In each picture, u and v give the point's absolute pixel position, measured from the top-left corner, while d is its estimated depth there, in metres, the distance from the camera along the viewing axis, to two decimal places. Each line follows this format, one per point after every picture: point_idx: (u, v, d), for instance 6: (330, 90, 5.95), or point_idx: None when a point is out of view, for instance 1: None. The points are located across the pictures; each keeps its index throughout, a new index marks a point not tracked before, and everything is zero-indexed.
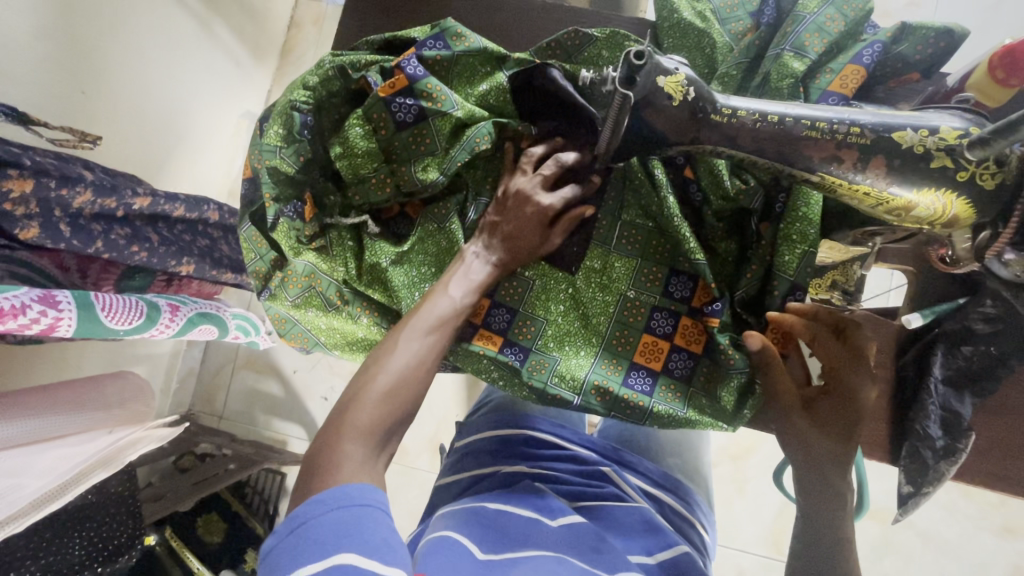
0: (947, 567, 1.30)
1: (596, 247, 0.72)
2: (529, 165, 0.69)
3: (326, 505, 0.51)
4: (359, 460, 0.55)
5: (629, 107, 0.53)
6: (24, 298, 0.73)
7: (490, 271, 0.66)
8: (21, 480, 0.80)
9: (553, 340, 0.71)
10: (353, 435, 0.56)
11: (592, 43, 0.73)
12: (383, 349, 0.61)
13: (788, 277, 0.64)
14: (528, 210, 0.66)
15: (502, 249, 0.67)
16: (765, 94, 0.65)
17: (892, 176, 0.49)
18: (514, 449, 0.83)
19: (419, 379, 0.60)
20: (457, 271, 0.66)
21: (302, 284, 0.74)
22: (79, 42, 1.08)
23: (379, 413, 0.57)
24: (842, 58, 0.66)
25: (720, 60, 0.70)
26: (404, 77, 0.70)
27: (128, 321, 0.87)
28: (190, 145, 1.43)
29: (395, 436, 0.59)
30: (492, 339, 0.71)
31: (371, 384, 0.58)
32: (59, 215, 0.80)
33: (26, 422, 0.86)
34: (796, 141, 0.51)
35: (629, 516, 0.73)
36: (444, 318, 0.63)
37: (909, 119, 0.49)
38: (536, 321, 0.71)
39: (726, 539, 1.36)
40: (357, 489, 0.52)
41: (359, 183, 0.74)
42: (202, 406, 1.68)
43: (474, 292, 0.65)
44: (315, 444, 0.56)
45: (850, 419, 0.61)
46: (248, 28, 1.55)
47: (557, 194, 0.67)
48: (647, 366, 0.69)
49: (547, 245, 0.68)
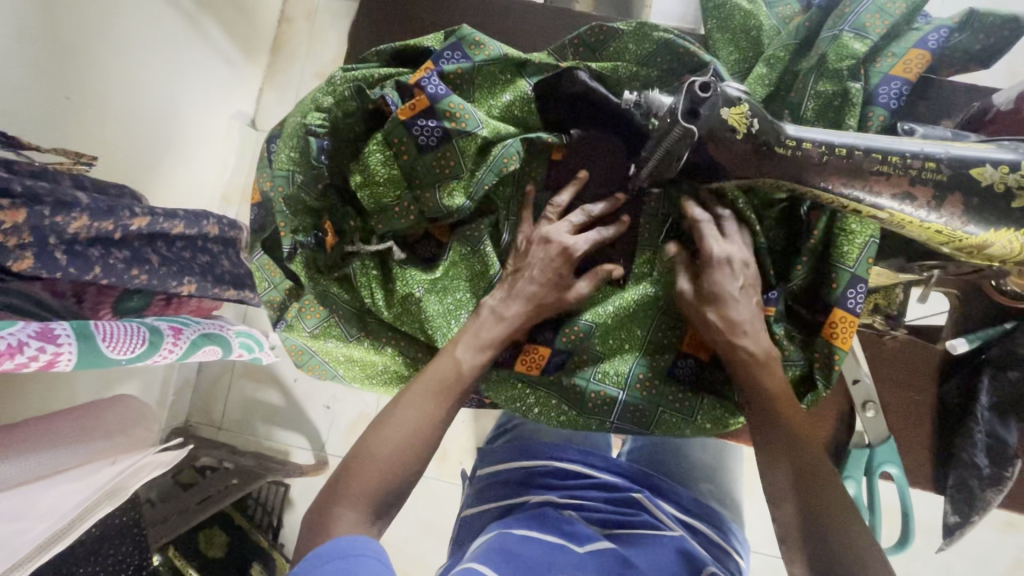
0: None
1: (643, 251, 0.70)
2: (554, 215, 0.67)
3: (320, 558, 0.48)
4: (356, 526, 0.54)
5: (693, 140, 0.51)
6: (20, 335, 0.67)
7: (508, 328, 0.63)
8: (25, 524, 0.75)
9: (601, 339, 0.69)
10: (348, 500, 0.55)
11: (618, 37, 0.71)
12: (386, 413, 0.60)
13: (850, 268, 0.61)
14: (552, 253, 0.63)
15: (523, 299, 0.63)
16: (821, 76, 0.63)
17: (969, 215, 0.48)
18: (545, 476, 0.80)
19: (415, 448, 0.58)
20: (470, 328, 0.64)
21: (321, 313, 0.72)
22: (61, 46, 0.98)
23: (374, 479, 0.56)
24: (904, 42, 0.64)
25: (766, 42, 0.69)
26: (425, 98, 0.66)
27: (129, 350, 0.79)
28: (181, 149, 1.35)
29: (393, 499, 0.57)
30: (538, 351, 0.70)
31: (367, 451, 0.57)
32: (54, 243, 0.72)
33: (23, 461, 0.78)
34: (868, 174, 0.50)
35: (662, 546, 0.69)
36: (446, 380, 0.61)
37: (987, 154, 0.47)
38: (582, 327, 0.69)
39: (756, 549, 1.27)
40: (350, 540, 0.50)
41: (381, 212, 0.70)
42: (200, 416, 1.59)
43: (486, 349, 0.62)
44: (320, 502, 0.56)
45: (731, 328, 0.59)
46: (236, 25, 1.46)
47: (584, 239, 0.64)
48: (695, 355, 0.68)
49: (572, 291, 0.65)
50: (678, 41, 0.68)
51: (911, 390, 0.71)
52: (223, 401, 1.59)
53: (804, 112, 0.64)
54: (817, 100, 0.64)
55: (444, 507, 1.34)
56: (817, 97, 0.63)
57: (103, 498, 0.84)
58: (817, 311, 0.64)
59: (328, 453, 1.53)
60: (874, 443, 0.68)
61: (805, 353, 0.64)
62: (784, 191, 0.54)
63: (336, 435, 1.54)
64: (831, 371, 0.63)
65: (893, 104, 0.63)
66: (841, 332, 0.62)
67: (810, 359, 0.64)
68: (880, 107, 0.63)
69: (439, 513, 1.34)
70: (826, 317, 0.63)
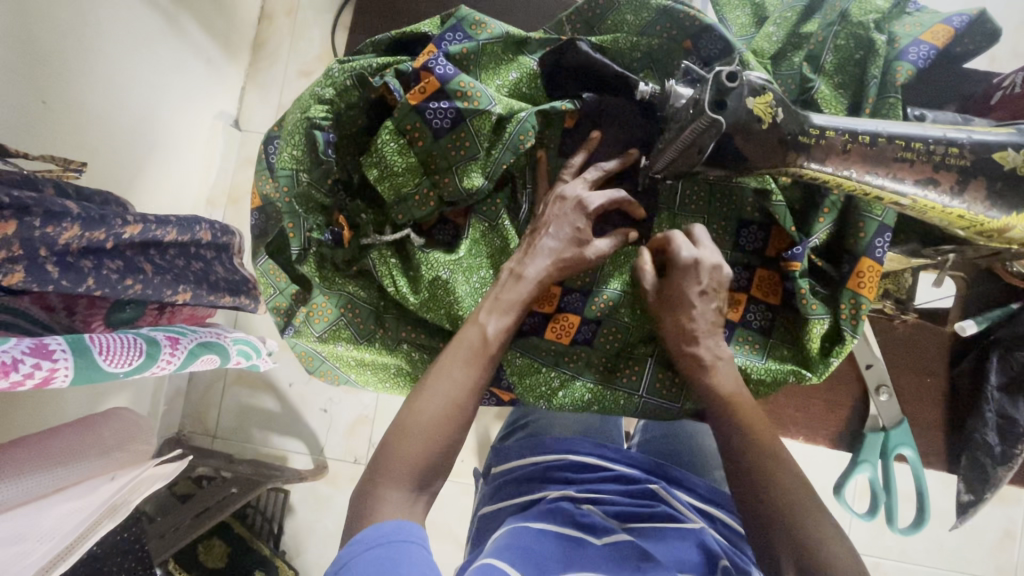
0: (967, 561, 1.22)
1: (663, 212, 0.69)
2: (570, 174, 0.66)
3: (362, 544, 0.50)
4: (400, 506, 0.54)
5: (720, 130, 0.51)
6: (13, 351, 0.58)
7: (531, 287, 0.62)
8: (24, 546, 0.66)
9: (627, 307, 0.69)
10: (391, 481, 0.55)
11: (616, 9, 0.67)
12: (419, 387, 0.59)
13: (877, 217, 0.61)
14: (566, 209, 0.64)
15: (544, 257, 0.63)
16: (842, 29, 0.64)
17: (992, 199, 0.51)
18: (560, 471, 0.78)
19: (451, 420, 0.58)
20: (491, 293, 0.63)
21: (330, 317, 0.69)
22: (37, 53, 0.93)
23: (414, 455, 0.56)
24: (930, 19, 0.64)
25: (771, 9, 0.70)
26: (434, 79, 0.62)
27: (127, 362, 0.68)
28: (162, 152, 1.30)
29: (436, 474, 0.57)
30: (568, 320, 0.69)
31: (404, 427, 0.57)
32: (44, 255, 0.59)
33: (10, 484, 0.67)
34: (890, 160, 0.52)
35: (683, 541, 0.69)
36: (475, 347, 0.60)
37: (1009, 139, 0.50)
38: (609, 294, 0.69)
39: None
40: (390, 525, 0.51)
41: (400, 202, 0.67)
42: (193, 427, 1.54)
43: (509, 311, 0.62)
44: (362, 484, 0.56)
45: (680, 333, 0.62)
46: (214, 22, 1.40)
47: (600, 194, 0.64)
48: (765, 301, 0.67)
49: (592, 247, 0.64)
50: (678, 7, 0.65)
51: (921, 374, 0.71)
52: (216, 411, 1.55)
53: (824, 64, 0.64)
54: (836, 54, 0.64)
55: (450, 508, 1.33)
56: (836, 51, 0.64)
57: (105, 514, 0.75)
58: (842, 263, 0.64)
59: (327, 457, 1.50)
60: (887, 426, 0.69)
61: (830, 306, 0.64)
62: (803, 178, 0.56)
63: (334, 438, 1.50)
64: (858, 321, 0.62)
65: (920, 63, 0.62)
66: (867, 281, 0.61)
67: (834, 313, 0.63)
68: (907, 63, 0.62)
69: (444, 511, 1.33)
70: (853, 268, 0.62)
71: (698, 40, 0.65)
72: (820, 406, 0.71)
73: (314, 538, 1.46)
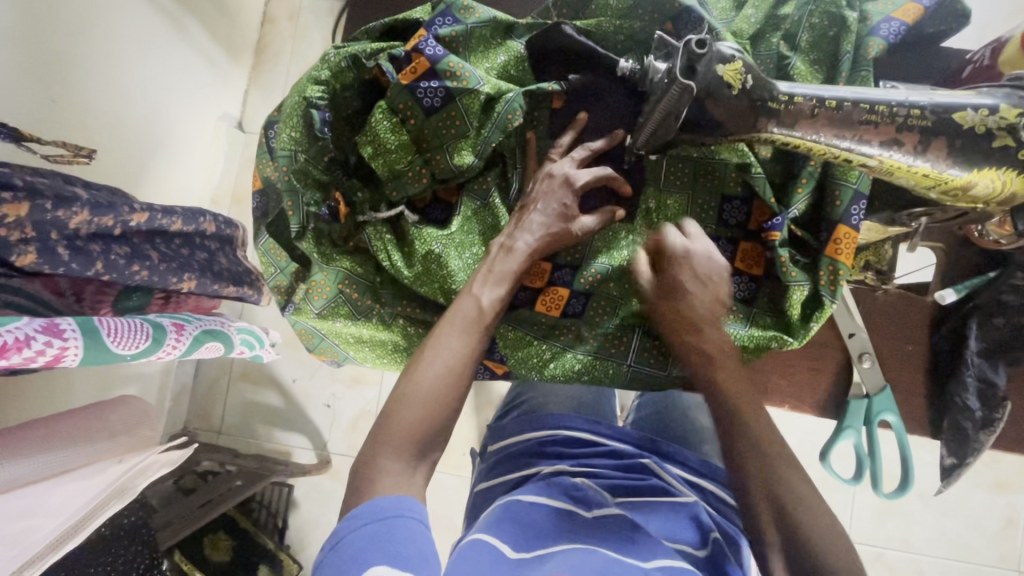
0: (965, 544, 1.23)
1: (649, 188, 0.72)
2: (558, 153, 0.69)
3: (361, 519, 0.52)
4: (399, 478, 0.56)
5: (692, 95, 0.54)
6: (25, 329, 0.60)
7: (521, 260, 0.65)
8: (34, 521, 0.67)
9: (614, 280, 0.71)
10: (391, 447, 0.57)
11: None
12: (416, 357, 0.62)
13: (852, 185, 0.63)
14: (554, 186, 0.66)
15: (533, 231, 0.65)
16: (816, 8, 0.66)
17: (953, 157, 0.54)
18: (555, 446, 0.80)
19: (448, 388, 0.60)
20: (484, 267, 0.66)
21: (331, 292, 0.72)
22: (46, 53, 0.97)
23: (413, 422, 0.58)
24: None
25: None
26: (424, 60, 0.65)
27: (134, 346, 0.70)
28: (167, 150, 1.33)
29: (434, 442, 0.59)
30: (558, 294, 0.71)
31: (403, 395, 0.59)
32: (55, 238, 0.61)
33: (20, 463, 0.68)
34: (857, 123, 0.55)
35: (677, 513, 0.70)
36: (470, 318, 0.62)
37: (968, 101, 0.53)
38: (597, 268, 0.71)
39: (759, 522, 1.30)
40: (388, 501, 0.53)
41: (394, 179, 0.69)
42: (198, 423, 1.57)
43: (502, 283, 0.64)
44: (363, 451, 0.58)
45: (681, 322, 0.65)
46: (217, 25, 1.44)
47: (587, 171, 0.67)
48: (749, 273, 0.69)
49: (578, 223, 0.67)
50: None
51: (902, 341, 0.73)
52: (222, 407, 1.57)
53: (799, 43, 0.67)
54: (811, 32, 0.67)
55: (452, 497, 1.35)
56: (810, 30, 0.67)
57: (111, 495, 0.76)
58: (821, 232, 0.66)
59: (330, 451, 1.52)
60: (871, 393, 0.70)
61: (809, 274, 0.66)
62: (775, 143, 0.59)
63: (337, 432, 1.52)
64: (836, 286, 0.64)
65: (892, 38, 0.65)
66: (844, 247, 0.64)
67: (814, 280, 0.66)
68: (878, 38, 0.65)
69: (446, 500, 1.35)
70: (831, 235, 0.64)
71: (678, 21, 0.68)
72: (805, 374, 0.73)
73: (318, 532, 1.48)
